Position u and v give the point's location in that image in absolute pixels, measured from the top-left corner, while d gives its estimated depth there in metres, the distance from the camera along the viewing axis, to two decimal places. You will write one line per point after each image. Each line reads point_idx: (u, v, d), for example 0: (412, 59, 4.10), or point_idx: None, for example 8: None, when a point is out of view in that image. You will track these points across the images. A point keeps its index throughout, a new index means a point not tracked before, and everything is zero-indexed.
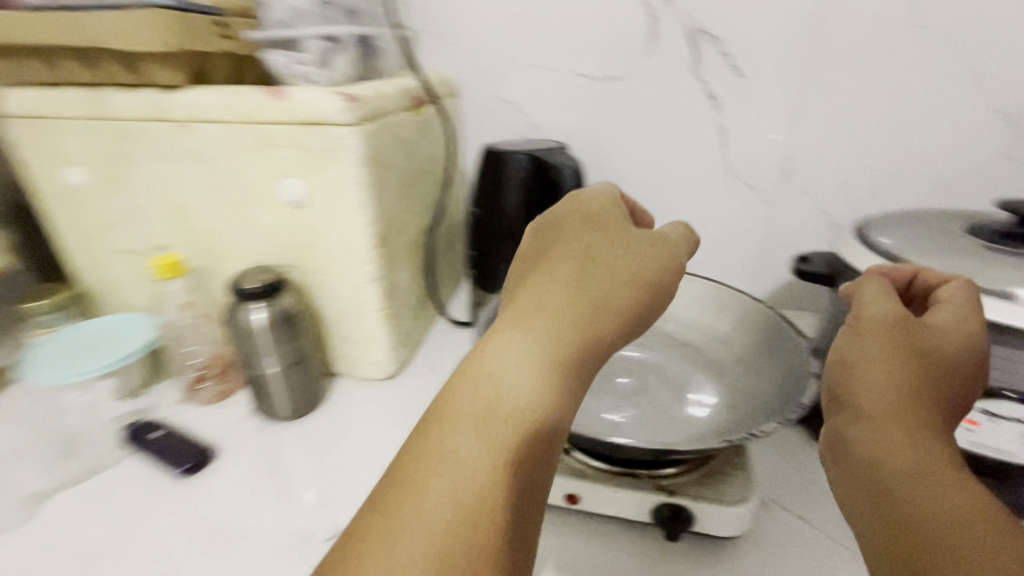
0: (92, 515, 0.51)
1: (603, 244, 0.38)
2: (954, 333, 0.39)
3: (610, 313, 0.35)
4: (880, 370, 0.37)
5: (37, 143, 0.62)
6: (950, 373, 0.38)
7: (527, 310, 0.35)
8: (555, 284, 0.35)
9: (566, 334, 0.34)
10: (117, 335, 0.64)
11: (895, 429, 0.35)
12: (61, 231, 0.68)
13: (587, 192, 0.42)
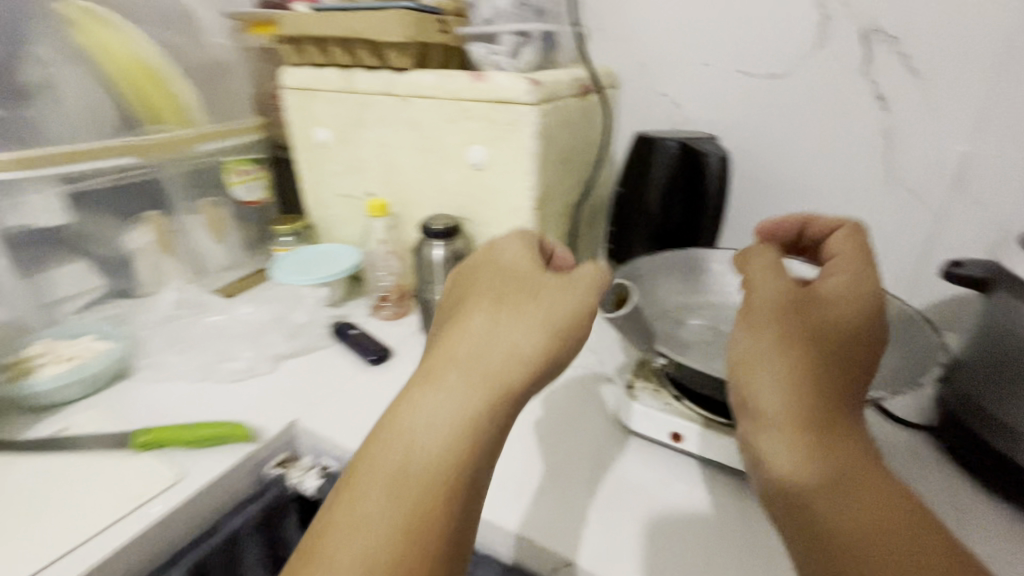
0: (311, 377, 0.69)
1: (519, 300, 0.42)
2: (846, 306, 0.42)
3: (526, 356, 0.39)
4: (772, 368, 0.39)
5: (301, 109, 0.84)
6: (849, 350, 0.40)
7: (439, 367, 0.39)
8: (474, 334, 0.40)
9: (475, 381, 0.38)
10: (332, 258, 0.84)
11: (801, 439, 0.36)
12: (305, 176, 0.90)
13: (504, 245, 0.49)
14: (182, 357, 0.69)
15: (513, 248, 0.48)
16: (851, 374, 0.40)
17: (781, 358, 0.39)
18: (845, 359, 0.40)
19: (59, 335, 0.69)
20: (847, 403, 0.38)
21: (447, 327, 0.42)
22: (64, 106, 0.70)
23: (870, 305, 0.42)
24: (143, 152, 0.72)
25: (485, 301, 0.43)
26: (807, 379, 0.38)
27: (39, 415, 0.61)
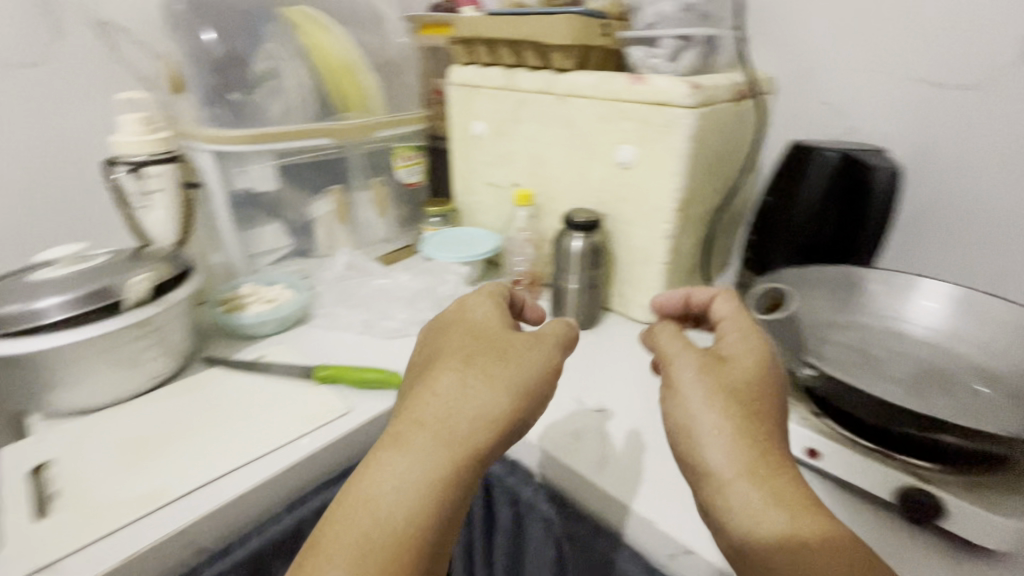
0: None
1: (486, 361, 0.44)
2: (748, 359, 0.44)
3: (493, 415, 0.41)
4: (703, 420, 0.40)
5: (462, 105, 0.92)
6: (766, 400, 0.42)
7: (405, 431, 0.40)
8: (443, 396, 0.42)
9: (442, 441, 0.39)
10: (475, 241, 0.92)
11: (748, 490, 0.37)
12: (458, 165, 0.99)
13: (473, 303, 0.52)
14: (348, 311, 0.80)
15: (482, 311, 0.50)
16: (771, 417, 0.41)
17: (701, 420, 0.40)
18: (765, 407, 0.41)
19: (259, 280, 0.84)
20: (779, 447, 0.40)
21: (413, 389, 0.44)
22: (283, 89, 0.83)
23: (769, 357, 0.45)
24: (338, 135, 0.85)
25: (455, 362, 0.44)
26: (729, 433, 0.39)
27: (243, 342, 0.75)
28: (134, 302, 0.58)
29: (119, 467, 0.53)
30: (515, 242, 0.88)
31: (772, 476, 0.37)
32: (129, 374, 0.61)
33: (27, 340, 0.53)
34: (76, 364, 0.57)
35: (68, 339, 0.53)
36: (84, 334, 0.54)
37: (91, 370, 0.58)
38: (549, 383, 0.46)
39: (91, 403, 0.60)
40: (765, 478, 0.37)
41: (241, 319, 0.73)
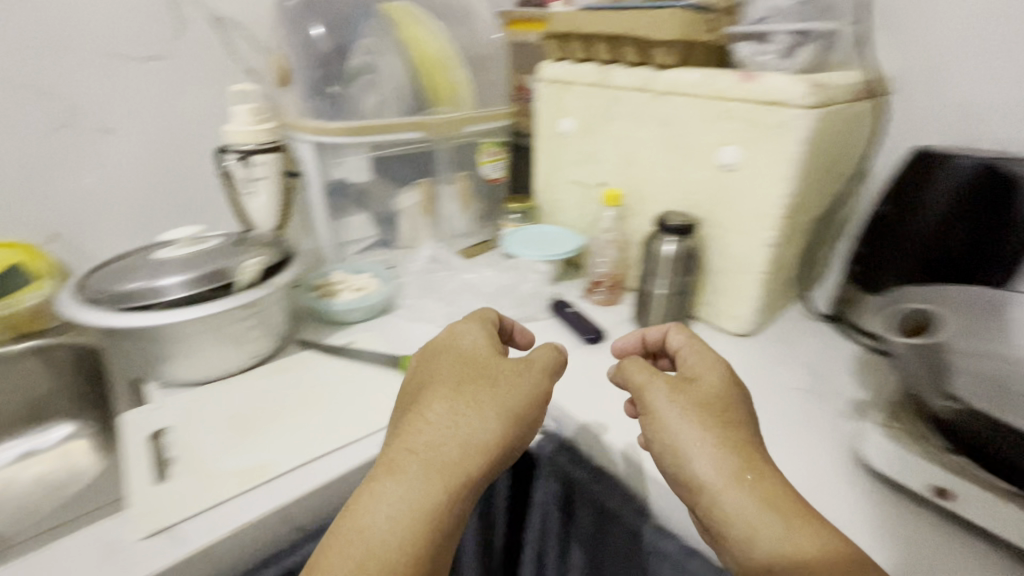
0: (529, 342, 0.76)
1: (478, 389, 0.46)
2: (714, 379, 0.49)
3: (484, 442, 0.43)
4: (688, 436, 0.44)
5: (551, 102, 0.91)
6: (737, 414, 0.46)
7: (399, 459, 0.41)
8: (432, 426, 0.43)
9: (435, 469, 0.41)
10: (558, 240, 0.91)
11: (738, 494, 0.41)
12: (541, 162, 0.97)
13: (463, 330, 0.53)
14: (432, 303, 0.81)
15: (472, 341, 0.51)
16: (747, 429, 0.46)
17: (686, 436, 0.44)
18: (738, 420, 0.46)
19: (347, 269, 0.87)
20: (759, 451, 0.44)
21: (405, 416, 0.45)
22: (379, 83, 0.85)
23: (732, 376, 0.49)
24: (431, 129, 0.86)
25: (445, 391, 0.46)
26: (712, 443, 0.43)
27: (333, 328, 0.78)
28: (242, 284, 0.62)
29: (226, 439, 0.56)
30: (598, 242, 0.86)
31: (758, 477, 0.41)
32: (234, 351, 0.65)
33: (151, 314, 0.57)
34: (190, 339, 0.61)
35: (184, 316, 0.57)
36: (198, 312, 0.58)
37: (201, 346, 0.62)
38: (538, 410, 0.48)
39: (200, 377, 0.64)
40: (752, 479, 0.41)
41: (333, 305, 0.76)
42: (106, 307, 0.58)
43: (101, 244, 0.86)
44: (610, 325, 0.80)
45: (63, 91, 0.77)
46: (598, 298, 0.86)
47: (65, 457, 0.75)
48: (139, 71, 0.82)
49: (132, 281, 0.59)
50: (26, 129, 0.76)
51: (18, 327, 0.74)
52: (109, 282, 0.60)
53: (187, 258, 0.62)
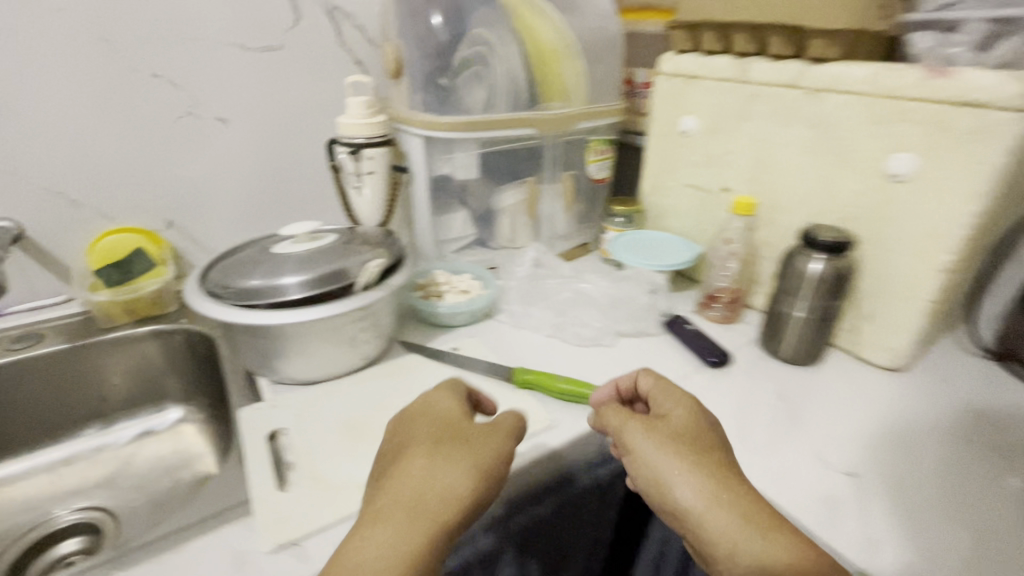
0: (643, 360, 0.70)
1: (453, 446, 0.42)
2: (685, 413, 0.48)
3: (466, 488, 0.40)
4: (673, 468, 0.43)
5: (670, 97, 0.83)
6: (714, 445, 0.45)
7: (380, 507, 0.38)
8: (411, 479, 0.40)
9: (417, 516, 0.37)
10: (670, 248, 0.84)
11: (725, 516, 0.40)
12: (651, 162, 0.90)
13: (432, 391, 0.50)
14: (537, 311, 0.77)
15: (445, 400, 0.48)
16: (725, 457, 0.45)
17: (664, 471, 0.43)
18: (715, 450, 0.45)
19: (448, 269, 0.84)
20: (736, 472, 0.44)
21: (380, 475, 0.42)
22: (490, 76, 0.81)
23: (699, 406, 0.49)
24: (540, 125, 0.81)
25: (423, 447, 0.42)
26: (690, 471, 0.43)
27: (436, 330, 0.76)
28: (362, 286, 0.60)
29: (343, 445, 0.54)
30: (719, 254, 0.79)
31: (734, 494, 0.41)
32: (344, 353, 0.63)
33: (276, 312, 0.56)
34: (308, 338, 0.59)
35: (309, 316, 0.56)
36: (322, 312, 0.56)
37: (318, 346, 0.60)
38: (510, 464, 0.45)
39: (313, 376, 0.63)
40: (728, 496, 0.41)
41: (439, 307, 0.73)
42: (233, 301, 0.57)
43: (215, 232, 0.89)
44: (732, 348, 0.73)
45: (189, 82, 0.78)
46: (714, 314, 0.78)
47: (179, 440, 0.77)
48: (258, 62, 0.82)
49: (258, 277, 0.58)
50: (155, 119, 0.78)
51: (137, 312, 0.77)
52: (234, 274, 0.59)
53: (308, 255, 0.60)
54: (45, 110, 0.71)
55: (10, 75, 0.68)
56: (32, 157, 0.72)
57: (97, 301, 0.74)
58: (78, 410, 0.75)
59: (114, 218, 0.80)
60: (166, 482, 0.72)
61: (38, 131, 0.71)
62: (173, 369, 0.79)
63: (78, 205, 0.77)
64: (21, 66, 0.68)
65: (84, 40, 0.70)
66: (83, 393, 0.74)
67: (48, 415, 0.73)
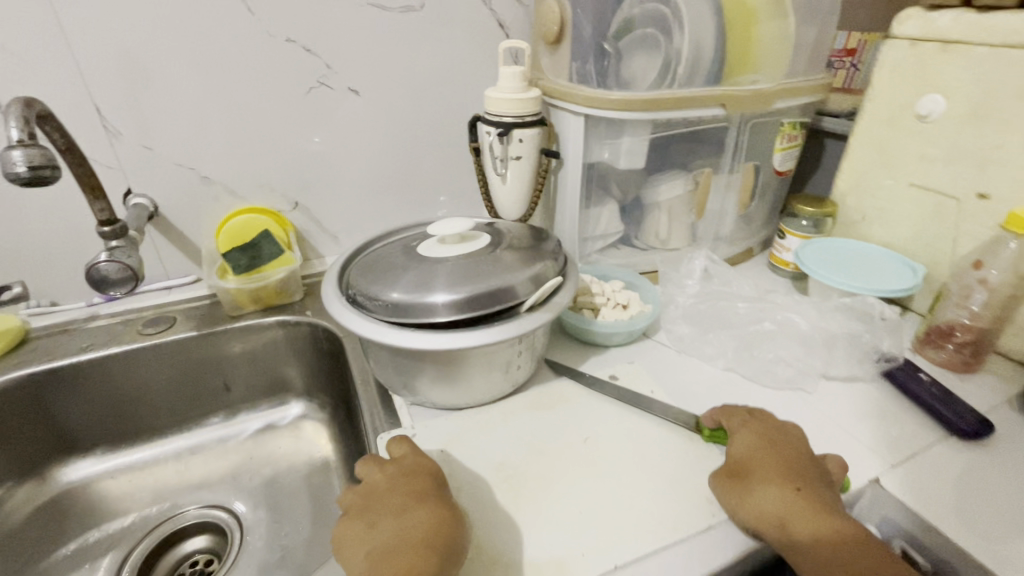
0: (862, 417, 0.55)
1: (443, 494, 0.42)
2: (743, 441, 0.47)
3: (464, 527, 0.40)
4: (730, 496, 0.44)
5: (907, 69, 0.64)
6: (770, 462, 0.44)
7: (400, 551, 0.37)
8: (412, 526, 0.39)
9: (440, 553, 0.37)
10: (882, 268, 0.67)
11: (774, 529, 0.41)
12: (857, 152, 0.71)
13: (395, 445, 0.47)
14: (711, 336, 0.63)
15: (415, 452, 0.46)
16: (785, 467, 0.44)
17: (726, 497, 0.44)
18: (773, 465, 0.44)
19: (595, 273, 0.71)
20: (793, 478, 0.43)
21: (378, 526, 0.39)
22: None
23: (759, 427, 0.48)
24: (729, 104, 0.65)
25: (422, 496, 0.41)
26: (737, 493, 0.44)
27: (585, 350, 0.65)
28: (528, 306, 0.50)
29: (504, 506, 0.46)
30: (962, 281, 0.61)
31: (780, 499, 0.41)
32: (499, 380, 0.54)
33: (436, 335, 0.47)
34: (462, 363, 0.50)
35: (472, 342, 0.47)
36: (484, 337, 0.47)
37: (469, 373, 0.51)
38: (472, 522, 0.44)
39: (457, 404, 0.55)
40: (775, 506, 0.41)
41: (593, 325, 0.62)
42: (383, 317, 0.49)
43: (339, 215, 0.82)
44: (984, 411, 0.55)
45: (325, 47, 0.70)
46: (942, 356, 0.61)
47: (298, 439, 0.72)
48: (396, 25, 0.72)
49: (412, 290, 0.49)
50: (287, 90, 0.71)
51: (263, 301, 0.73)
52: (380, 283, 0.50)
53: (466, 265, 0.51)
54: (181, 79, 0.66)
55: (149, 39, 0.62)
56: (167, 129, 0.67)
57: (226, 289, 0.69)
58: (204, 398, 0.71)
59: (243, 197, 0.75)
60: (288, 486, 0.68)
61: (174, 101, 0.66)
62: (295, 362, 0.74)
63: (209, 182, 0.72)
64: (160, 29, 0.62)
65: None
66: (209, 381, 0.71)
67: (177, 401, 0.70)
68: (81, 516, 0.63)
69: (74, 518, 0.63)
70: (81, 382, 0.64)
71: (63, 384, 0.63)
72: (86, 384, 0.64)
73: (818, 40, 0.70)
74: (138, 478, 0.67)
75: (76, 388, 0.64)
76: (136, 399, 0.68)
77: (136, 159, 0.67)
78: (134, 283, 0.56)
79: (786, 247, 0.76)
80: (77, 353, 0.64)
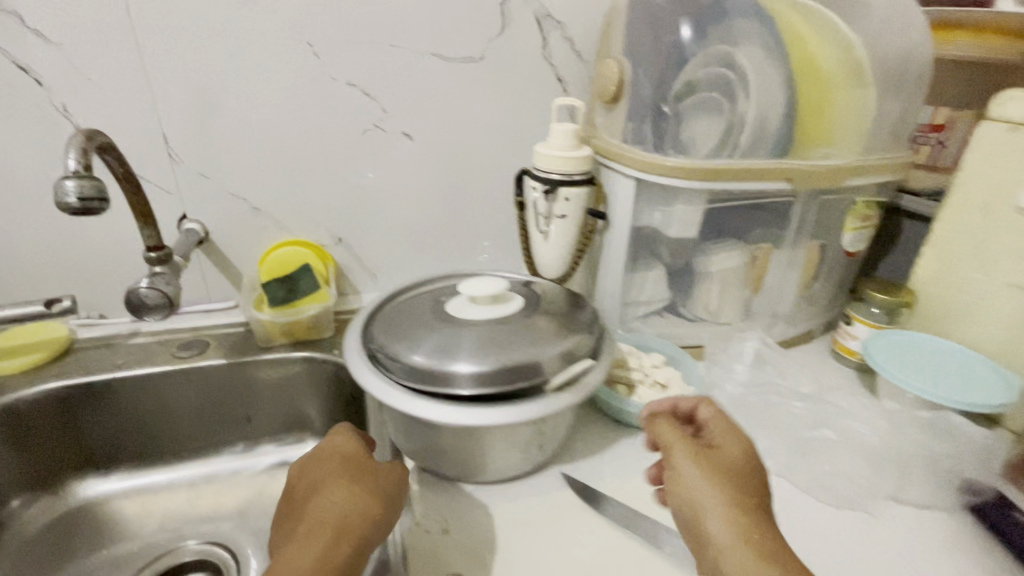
0: (938, 556, 0.46)
1: (360, 473, 0.44)
2: (735, 442, 0.43)
3: (383, 500, 0.42)
4: (709, 485, 0.40)
5: (1006, 154, 0.57)
6: (754, 478, 0.41)
7: (302, 532, 0.39)
8: (322, 504, 0.41)
9: (335, 533, 0.39)
10: (968, 375, 0.58)
11: (742, 539, 0.37)
12: (943, 240, 0.64)
13: (334, 432, 0.49)
14: (759, 432, 0.56)
15: (343, 438, 0.48)
16: (765, 494, 0.41)
17: (704, 479, 0.40)
18: (760, 485, 0.41)
19: (634, 343, 0.67)
20: (769, 505, 0.40)
21: (296, 508, 0.43)
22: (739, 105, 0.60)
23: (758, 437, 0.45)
24: (795, 179, 0.60)
25: (336, 479, 0.43)
26: (718, 486, 0.40)
27: (615, 429, 0.59)
28: (555, 386, 0.46)
29: None
30: None
31: (761, 518, 0.38)
32: (517, 458, 0.50)
33: (452, 407, 0.44)
34: (478, 438, 0.47)
35: (489, 421, 0.43)
36: (502, 416, 0.43)
37: (485, 447, 0.48)
38: (403, 494, 0.45)
39: (471, 475, 0.51)
40: (757, 522, 0.38)
41: (627, 406, 0.57)
42: (396, 378, 0.47)
43: (378, 253, 0.81)
44: None
45: (383, 92, 0.72)
46: None
47: None
48: (455, 74, 0.73)
49: (435, 357, 0.46)
50: (343, 130, 0.72)
51: (293, 335, 0.72)
52: (401, 342, 0.49)
53: (490, 334, 0.48)
54: (243, 113, 0.68)
55: (217, 75, 0.65)
56: (225, 160, 0.70)
57: (260, 320, 0.70)
58: (223, 428, 0.71)
59: (289, 229, 0.76)
60: None
61: (234, 133, 0.69)
62: (316, 400, 0.72)
63: (259, 212, 0.74)
64: (230, 68, 0.65)
65: (290, 42, 0.66)
66: (231, 410, 0.70)
67: (198, 427, 0.70)
68: (89, 534, 0.63)
69: (82, 535, 0.63)
70: (110, 399, 0.65)
71: (93, 398, 0.64)
72: (114, 401, 0.65)
73: (902, 115, 0.65)
74: (149, 502, 0.67)
75: (105, 404, 0.65)
76: (158, 421, 0.68)
77: (193, 186, 0.70)
78: (169, 311, 0.56)
79: (852, 335, 0.68)
80: (110, 371, 0.65)
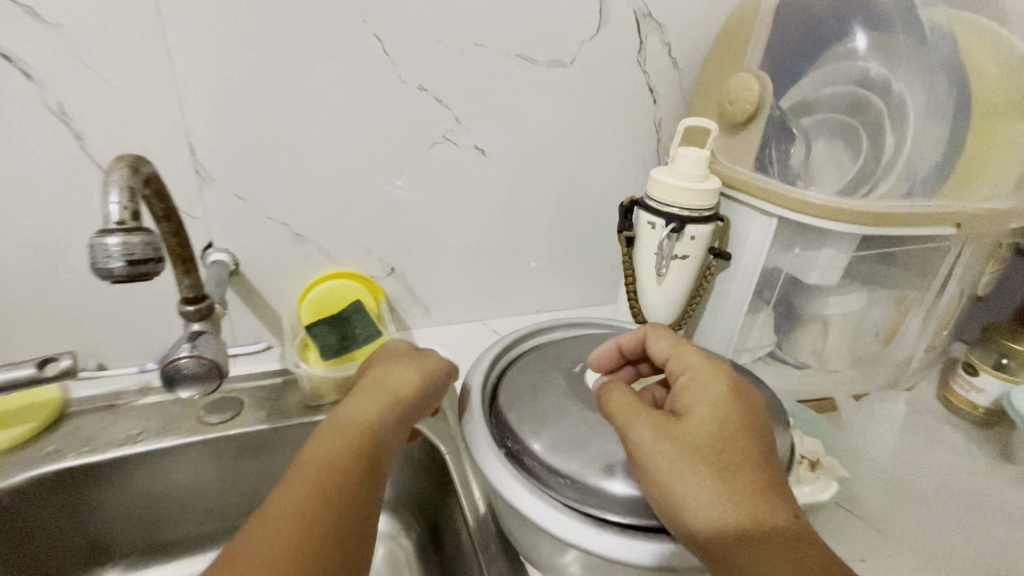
0: None
1: (410, 352, 0.48)
2: (705, 405, 0.37)
3: (425, 376, 0.46)
4: (677, 468, 0.34)
5: None
6: (734, 441, 0.35)
7: (355, 392, 0.43)
8: (374, 371, 0.46)
9: (380, 397, 0.42)
10: None
11: (723, 522, 0.32)
12: None
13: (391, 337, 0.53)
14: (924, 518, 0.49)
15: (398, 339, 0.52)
16: (752, 451, 0.35)
17: (669, 463, 0.34)
18: (744, 444, 0.35)
19: None
20: (757, 461, 0.35)
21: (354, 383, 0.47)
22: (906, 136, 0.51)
23: (727, 384, 0.38)
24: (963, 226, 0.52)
25: (389, 355, 0.48)
26: (687, 470, 0.34)
27: None
28: None
29: None
30: None
31: (743, 492, 0.33)
32: None
33: (668, 541, 0.36)
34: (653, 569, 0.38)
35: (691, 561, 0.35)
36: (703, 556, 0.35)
37: None
38: (447, 379, 0.48)
39: None
40: (739, 497, 0.33)
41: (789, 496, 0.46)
42: (566, 499, 0.38)
43: (435, 284, 0.70)
44: None
45: (456, 100, 0.59)
46: None
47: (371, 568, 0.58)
48: (541, 81, 0.62)
49: (629, 476, 0.37)
50: (406, 143, 0.60)
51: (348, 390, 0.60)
52: (564, 450, 0.39)
53: None
54: (289, 122, 0.55)
55: (260, 74, 0.52)
56: (263, 177, 0.56)
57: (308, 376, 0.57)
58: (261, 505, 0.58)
59: (335, 259, 0.63)
60: None
61: (276, 146, 0.55)
62: None
63: (301, 240, 0.61)
64: (276, 65, 0.52)
65: (353, 34, 0.53)
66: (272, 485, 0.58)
67: (230, 505, 0.57)
68: None
69: None
70: (121, 479, 0.52)
71: (101, 479, 0.51)
72: (129, 481, 0.52)
73: None
74: None
75: (116, 485, 0.52)
76: (183, 501, 0.55)
77: (224, 209, 0.56)
78: (217, 383, 0.43)
79: (975, 387, 0.62)
80: (123, 445, 0.52)
